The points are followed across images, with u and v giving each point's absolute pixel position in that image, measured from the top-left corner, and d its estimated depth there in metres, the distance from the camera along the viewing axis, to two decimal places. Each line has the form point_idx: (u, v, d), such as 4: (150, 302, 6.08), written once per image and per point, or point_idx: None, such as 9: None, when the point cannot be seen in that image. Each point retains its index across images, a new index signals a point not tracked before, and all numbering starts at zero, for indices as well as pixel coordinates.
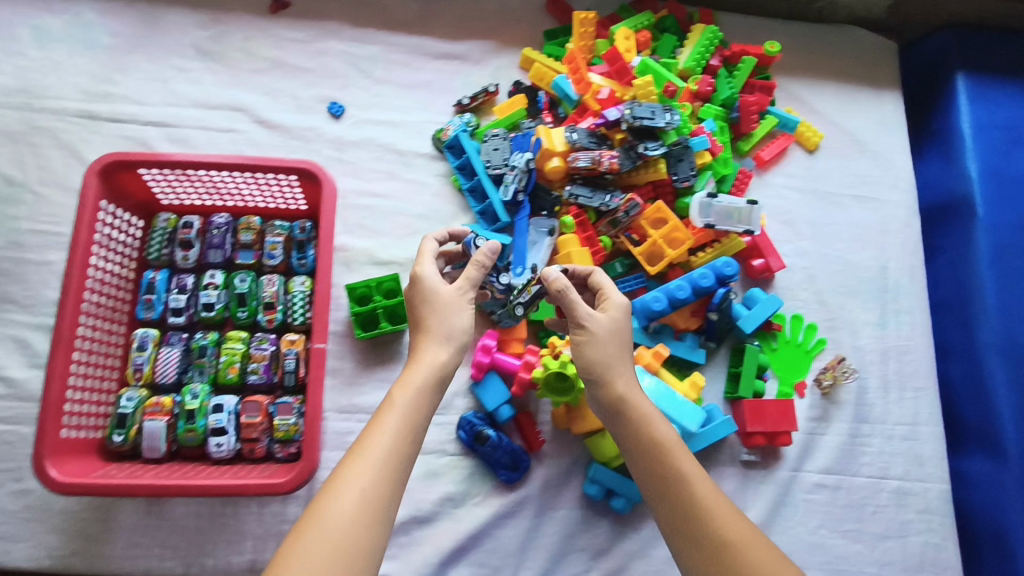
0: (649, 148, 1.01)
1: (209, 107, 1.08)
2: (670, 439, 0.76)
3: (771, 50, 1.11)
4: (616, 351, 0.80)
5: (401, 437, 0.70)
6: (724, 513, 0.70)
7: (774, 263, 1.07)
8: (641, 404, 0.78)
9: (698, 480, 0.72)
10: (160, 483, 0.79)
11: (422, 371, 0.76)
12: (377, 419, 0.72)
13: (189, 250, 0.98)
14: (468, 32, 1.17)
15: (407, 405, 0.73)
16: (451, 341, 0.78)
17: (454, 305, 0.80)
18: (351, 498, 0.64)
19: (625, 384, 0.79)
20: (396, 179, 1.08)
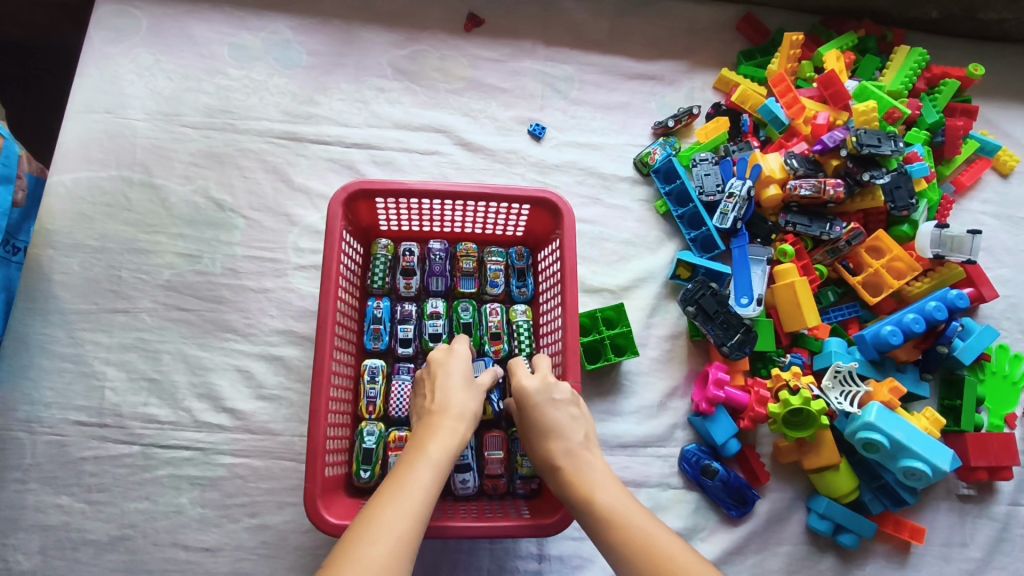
0: (874, 176, 0.99)
1: (412, 128, 1.06)
2: (617, 501, 0.64)
3: (976, 72, 1.08)
4: (545, 430, 0.71)
5: (432, 496, 0.61)
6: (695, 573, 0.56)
7: (987, 293, 1.03)
8: (581, 472, 0.68)
9: (645, 541, 0.60)
10: (445, 526, 0.77)
11: (456, 437, 0.68)
12: (397, 474, 0.63)
13: (411, 278, 0.96)
14: (660, 51, 1.14)
15: (440, 461, 0.65)
16: (471, 415, 0.72)
17: (469, 388, 0.75)
18: (387, 544, 0.55)
19: (562, 454, 0.69)
20: (600, 204, 1.06)
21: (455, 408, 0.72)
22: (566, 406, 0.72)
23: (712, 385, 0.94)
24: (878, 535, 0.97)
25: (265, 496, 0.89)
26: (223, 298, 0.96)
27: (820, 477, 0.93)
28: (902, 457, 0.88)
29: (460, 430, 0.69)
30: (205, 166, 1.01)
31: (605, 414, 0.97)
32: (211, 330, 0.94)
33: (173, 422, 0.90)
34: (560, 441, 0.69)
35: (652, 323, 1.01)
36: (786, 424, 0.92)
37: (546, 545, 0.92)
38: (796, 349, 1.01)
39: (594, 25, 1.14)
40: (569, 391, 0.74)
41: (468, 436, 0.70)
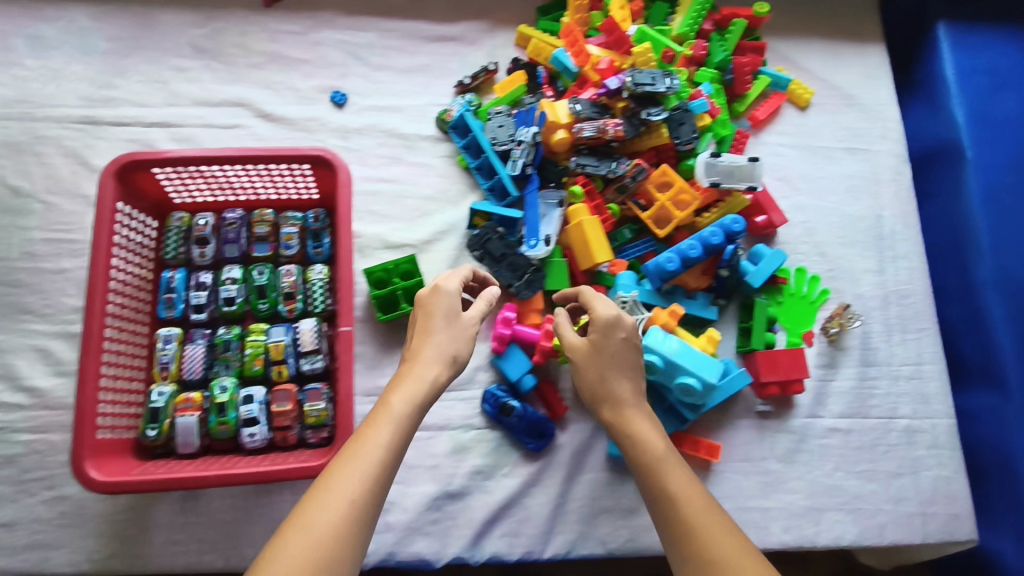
0: (652, 113, 1.03)
1: (211, 104, 1.08)
2: (666, 451, 0.77)
3: (760, 10, 1.12)
4: (603, 368, 0.83)
5: (395, 449, 0.69)
6: (695, 513, 0.70)
7: (778, 219, 1.07)
8: (626, 421, 0.81)
9: (687, 506, 0.71)
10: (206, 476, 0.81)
11: (424, 386, 0.75)
12: (367, 428, 0.70)
13: (205, 247, 0.98)
14: (461, 13, 1.17)
15: (403, 415, 0.71)
16: (447, 358, 0.79)
17: (454, 333, 0.82)
18: (339, 507, 0.62)
19: (612, 402, 0.82)
20: (401, 163, 1.09)
21: (429, 360, 0.78)
22: (627, 350, 0.85)
23: (500, 324, 0.98)
24: (679, 456, 1.01)
25: (62, 468, 0.90)
26: (20, 282, 0.97)
27: None
28: (676, 376, 0.92)
29: (429, 374, 0.76)
30: (2, 155, 1.03)
31: None
32: (8, 313, 0.96)
33: None
34: (616, 387, 0.82)
35: (455, 273, 1.04)
36: None
37: None
38: (593, 286, 1.03)
39: None
40: (631, 331, 0.86)
41: (436, 381, 0.77)
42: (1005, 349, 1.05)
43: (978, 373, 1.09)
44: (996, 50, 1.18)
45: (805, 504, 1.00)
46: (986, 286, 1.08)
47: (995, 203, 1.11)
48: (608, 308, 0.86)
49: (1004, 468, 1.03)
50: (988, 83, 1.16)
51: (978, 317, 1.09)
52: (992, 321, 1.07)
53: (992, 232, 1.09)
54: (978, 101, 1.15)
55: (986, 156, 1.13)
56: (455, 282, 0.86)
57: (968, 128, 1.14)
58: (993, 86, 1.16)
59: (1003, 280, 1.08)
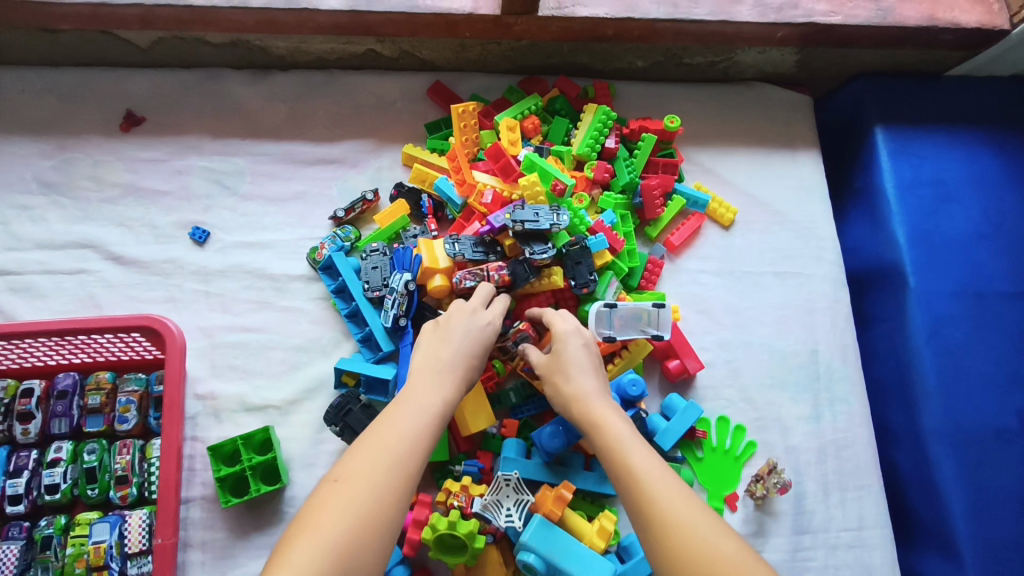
0: (535, 252, 0.90)
1: (56, 247, 0.97)
2: (631, 436, 0.68)
3: (671, 125, 1.01)
4: (564, 371, 0.76)
5: (429, 428, 0.66)
6: (671, 503, 0.61)
7: (692, 364, 0.95)
8: (591, 412, 0.71)
9: (653, 493, 0.62)
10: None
11: (449, 370, 0.72)
12: (390, 413, 0.66)
13: (29, 423, 0.87)
14: (343, 132, 1.06)
15: (436, 400, 0.69)
16: (474, 354, 0.75)
17: (484, 337, 0.78)
18: (382, 483, 0.59)
19: (576, 392, 0.73)
20: (268, 308, 0.97)
21: (453, 357, 0.74)
22: (586, 348, 0.78)
23: None
24: None
25: None
26: None
27: None
28: None
29: (455, 359, 0.74)
30: None
31: (261, 551, 0.87)
32: None
33: None
34: (574, 383, 0.74)
35: (322, 438, 0.91)
36: (443, 549, 0.81)
37: None
38: (478, 452, 0.91)
39: (269, 112, 1.06)
40: (584, 332, 0.80)
41: (469, 366, 0.74)
42: (956, 513, 0.91)
43: (931, 537, 0.94)
44: (941, 158, 1.06)
45: None
46: (935, 438, 0.94)
47: (940, 338, 0.98)
48: (567, 322, 0.81)
49: None
50: (931, 197, 1.04)
51: (926, 471, 0.95)
52: (941, 479, 0.93)
53: (939, 373, 0.96)
54: (921, 218, 1.03)
55: (931, 284, 1.00)
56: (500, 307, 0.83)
57: (910, 251, 1.01)
58: (936, 201, 1.04)
59: (952, 431, 0.95)
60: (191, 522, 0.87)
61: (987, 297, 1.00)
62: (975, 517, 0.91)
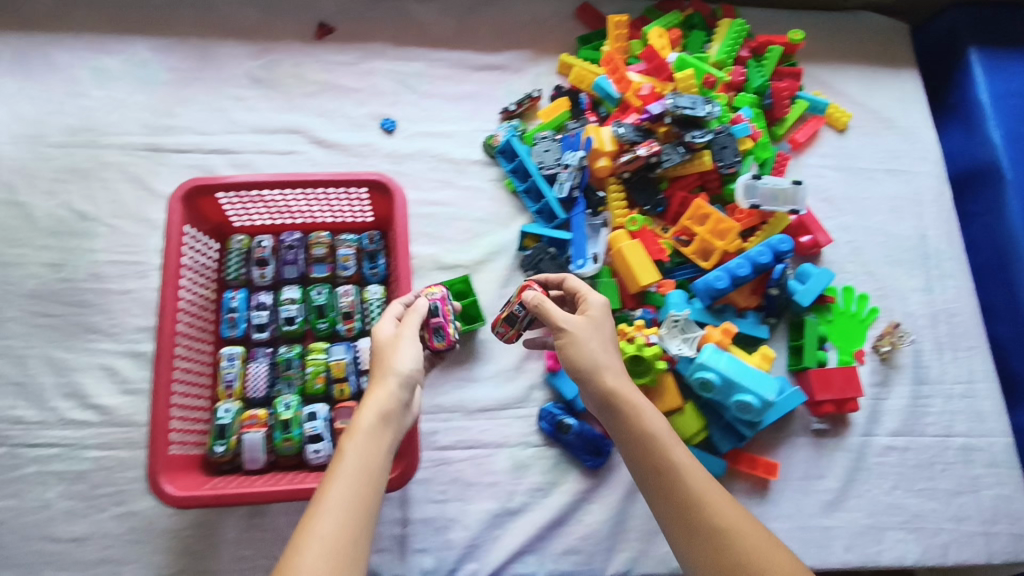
0: (695, 137, 1.06)
1: (269, 131, 1.12)
2: (663, 431, 0.75)
3: (796, 37, 1.17)
4: (602, 344, 0.80)
5: (365, 480, 0.64)
6: (715, 501, 0.70)
7: (822, 239, 1.12)
8: (625, 394, 0.76)
9: (700, 484, 0.71)
10: (271, 491, 0.83)
11: (382, 407, 0.69)
12: (329, 470, 0.65)
13: (265, 268, 1.01)
14: (505, 43, 1.22)
15: (366, 450, 0.66)
16: (410, 386, 0.72)
17: (392, 349, 0.75)
18: (323, 550, 0.58)
19: (614, 378, 0.77)
20: (452, 186, 1.13)
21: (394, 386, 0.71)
22: (612, 339, 0.81)
23: (555, 342, 1.01)
24: (739, 474, 1.04)
25: (134, 483, 0.93)
26: (88, 302, 1.00)
27: (669, 422, 1.00)
28: (734, 393, 0.94)
29: (396, 391, 0.71)
30: (68, 181, 1.05)
31: (462, 381, 1.03)
32: (76, 333, 0.99)
33: (40, 422, 0.95)
34: (608, 371, 0.77)
35: (507, 292, 1.07)
36: (627, 373, 0.98)
37: (410, 509, 0.97)
38: (642, 306, 1.07)
39: (440, 24, 1.21)
40: (608, 322, 0.82)
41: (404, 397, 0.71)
42: None
43: None
44: None
45: (866, 522, 1.04)
46: None
47: None
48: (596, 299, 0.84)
49: None
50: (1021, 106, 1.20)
51: None
52: None
53: None
54: (1016, 123, 1.19)
55: None
56: (393, 323, 0.80)
57: (1007, 149, 1.17)
58: None
59: None
60: None
61: None
62: None
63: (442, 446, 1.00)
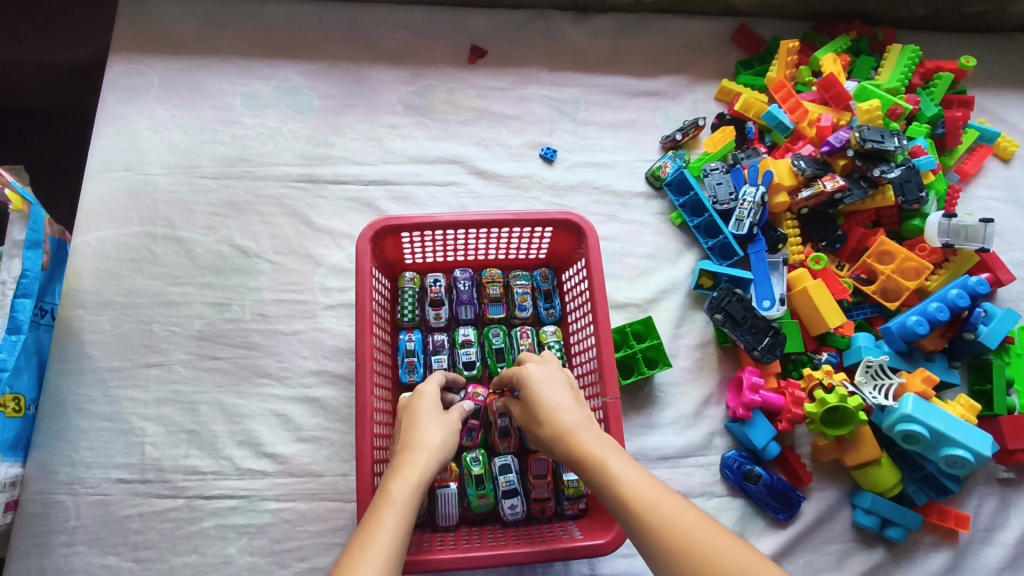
0: (884, 171, 1.01)
1: (426, 161, 1.08)
2: (623, 468, 0.62)
3: (968, 63, 1.11)
4: (543, 404, 0.70)
5: (399, 540, 0.58)
6: (691, 532, 0.56)
7: (1004, 277, 1.05)
8: (582, 442, 0.66)
9: (661, 517, 0.58)
10: (476, 557, 0.77)
11: (419, 472, 0.66)
12: (370, 517, 0.60)
13: (440, 308, 0.97)
14: (660, 68, 1.17)
15: (405, 500, 0.62)
16: (443, 450, 0.70)
17: (446, 423, 0.73)
18: None
19: (564, 430, 0.67)
20: (616, 220, 1.08)
21: (440, 443, 0.70)
22: (563, 386, 0.72)
23: (747, 389, 0.95)
24: (925, 525, 0.98)
25: (314, 539, 0.88)
26: (255, 344, 0.96)
27: (863, 472, 0.94)
28: (942, 446, 0.89)
29: (425, 464, 0.67)
30: (227, 215, 1.02)
31: (642, 428, 0.98)
32: (245, 376, 0.94)
33: (215, 471, 0.90)
34: (559, 420, 0.68)
35: (680, 333, 1.02)
36: (823, 423, 0.92)
37: (598, 564, 0.90)
38: (824, 348, 1.01)
39: (594, 49, 1.17)
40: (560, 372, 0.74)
41: (434, 469, 0.67)
42: None
43: None
44: None
45: None
46: None
47: None
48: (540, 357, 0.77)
49: None
50: None
51: None
52: None
53: None
54: None
55: None
56: (435, 385, 0.79)
57: None
58: None
59: None
60: None
61: None
62: None
63: None
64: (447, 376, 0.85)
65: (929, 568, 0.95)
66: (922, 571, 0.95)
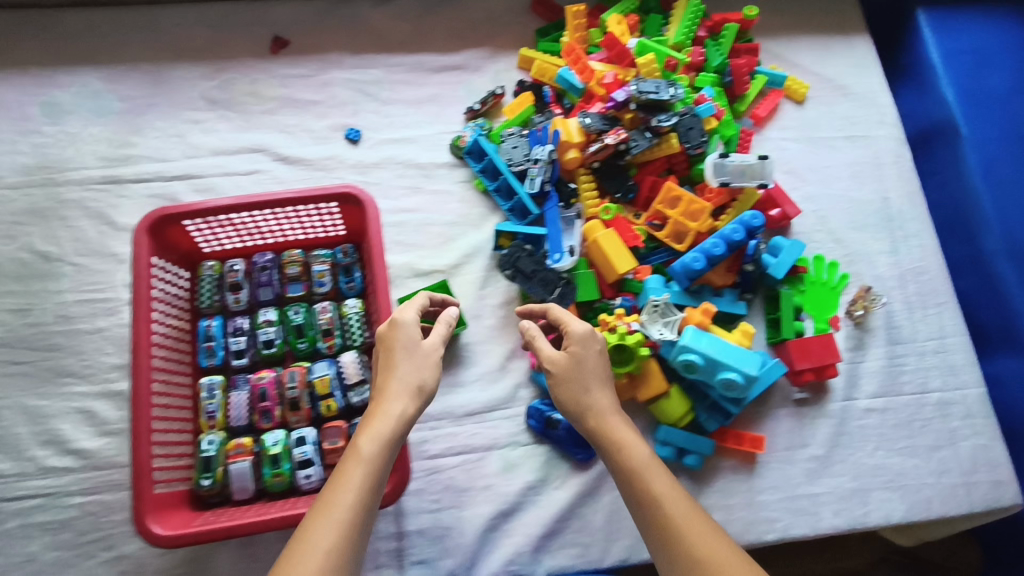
0: (661, 120, 1.06)
1: (229, 152, 1.10)
2: (645, 461, 0.77)
3: (750, 13, 1.16)
4: (581, 381, 0.82)
5: (366, 492, 0.69)
6: (684, 524, 0.71)
7: (791, 211, 1.11)
8: (618, 430, 0.79)
9: (670, 502, 0.73)
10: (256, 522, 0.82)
11: (390, 423, 0.74)
12: (339, 473, 0.71)
13: (239, 292, 1.00)
14: (462, 42, 1.20)
15: (373, 455, 0.71)
16: (414, 391, 0.77)
17: (421, 363, 0.79)
18: (314, 557, 0.64)
19: (597, 415, 0.80)
20: (421, 192, 1.11)
21: (398, 387, 0.77)
22: (598, 370, 0.84)
23: (539, 339, 0.99)
24: (725, 451, 1.03)
25: (119, 527, 0.90)
26: (58, 345, 0.98)
27: (656, 406, 0.99)
28: (717, 372, 0.93)
29: (397, 411, 0.75)
30: (28, 222, 1.04)
31: (447, 387, 1.01)
32: (49, 377, 0.96)
33: (18, 473, 0.91)
34: (593, 405, 0.81)
35: (486, 294, 1.06)
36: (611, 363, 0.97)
37: (405, 522, 0.95)
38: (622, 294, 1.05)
39: (396, 29, 1.20)
40: (597, 354, 0.85)
41: (403, 417, 0.75)
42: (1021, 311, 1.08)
43: (1000, 340, 1.10)
44: (977, 30, 1.23)
45: (851, 486, 1.03)
46: (997, 256, 1.11)
47: (994, 175, 1.14)
48: (581, 324, 0.86)
49: None
50: (972, 62, 1.21)
51: (993, 286, 1.11)
52: (1007, 286, 1.10)
53: (996, 205, 1.13)
54: (966, 79, 1.20)
55: (981, 131, 1.16)
56: (413, 312, 0.83)
57: (959, 106, 1.18)
58: (977, 65, 1.21)
59: (1011, 248, 1.11)
60: None
61: None
62: None
63: (431, 455, 0.98)
64: (427, 295, 0.89)
65: (727, 490, 1.01)
66: (720, 493, 1.01)
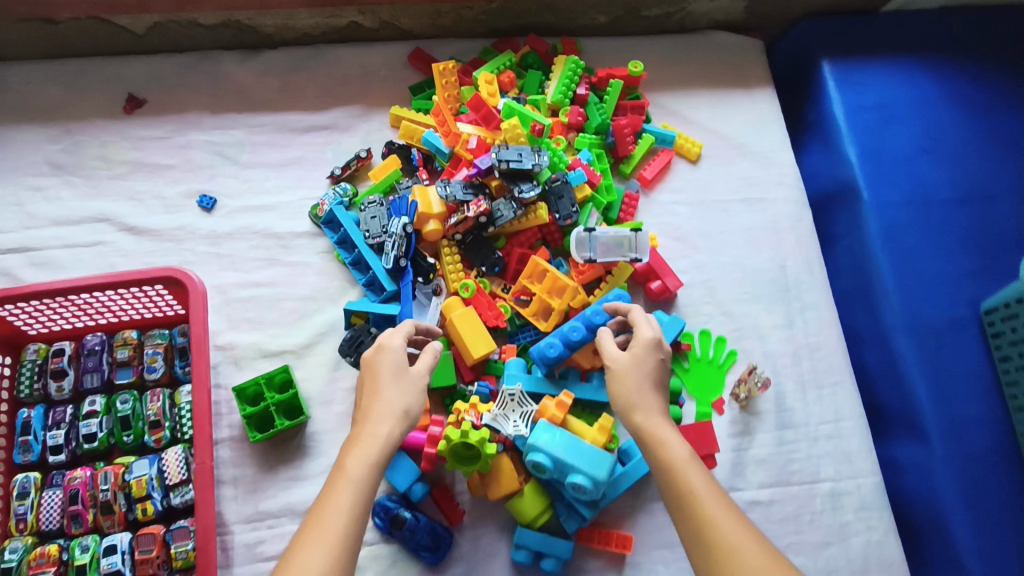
0: (523, 190, 0.98)
1: (71, 222, 1.03)
2: (678, 457, 0.72)
3: (635, 70, 1.10)
4: (637, 378, 0.80)
5: (355, 514, 0.65)
6: (718, 521, 0.66)
7: (672, 283, 1.02)
8: (652, 427, 0.76)
9: (699, 498, 0.68)
10: None
11: (377, 446, 0.71)
12: (331, 489, 0.67)
13: (62, 380, 0.93)
14: (332, 100, 1.14)
15: (359, 477, 0.67)
16: (401, 413, 0.74)
17: (403, 385, 0.77)
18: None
19: (641, 413, 0.77)
20: (276, 264, 1.04)
21: (384, 409, 0.74)
22: (657, 370, 0.82)
23: None
24: (591, 551, 0.94)
25: None
26: None
27: (511, 504, 0.91)
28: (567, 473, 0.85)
29: (383, 432, 0.72)
30: None
31: (288, 481, 0.94)
32: None
33: None
34: (636, 400, 0.78)
35: (337, 376, 0.98)
36: (458, 460, 0.88)
37: None
38: (483, 377, 0.98)
39: (262, 87, 1.13)
40: (658, 357, 0.83)
41: (390, 439, 0.72)
42: (922, 395, 0.99)
43: (901, 424, 1.02)
44: (883, 84, 1.15)
45: None
46: (897, 331, 1.02)
47: (895, 243, 1.06)
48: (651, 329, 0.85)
49: (938, 528, 0.95)
50: (876, 119, 1.13)
51: (893, 363, 1.03)
52: (905, 365, 1.01)
53: (897, 276, 1.04)
54: (869, 138, 1.12)
55: (883, 195, 1.08)
56: (400, 338, 0.82)
57: (861, 167, 1.10)
58: (881, 122, 1.13)
59: (914, 323, 1.02)
60: (224, 461, 0.94)
61: (933, 204, 1.08)
62: (939, 398, 0.98)
63: (266, 558, 0.90)
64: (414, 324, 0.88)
65: None
66: None
